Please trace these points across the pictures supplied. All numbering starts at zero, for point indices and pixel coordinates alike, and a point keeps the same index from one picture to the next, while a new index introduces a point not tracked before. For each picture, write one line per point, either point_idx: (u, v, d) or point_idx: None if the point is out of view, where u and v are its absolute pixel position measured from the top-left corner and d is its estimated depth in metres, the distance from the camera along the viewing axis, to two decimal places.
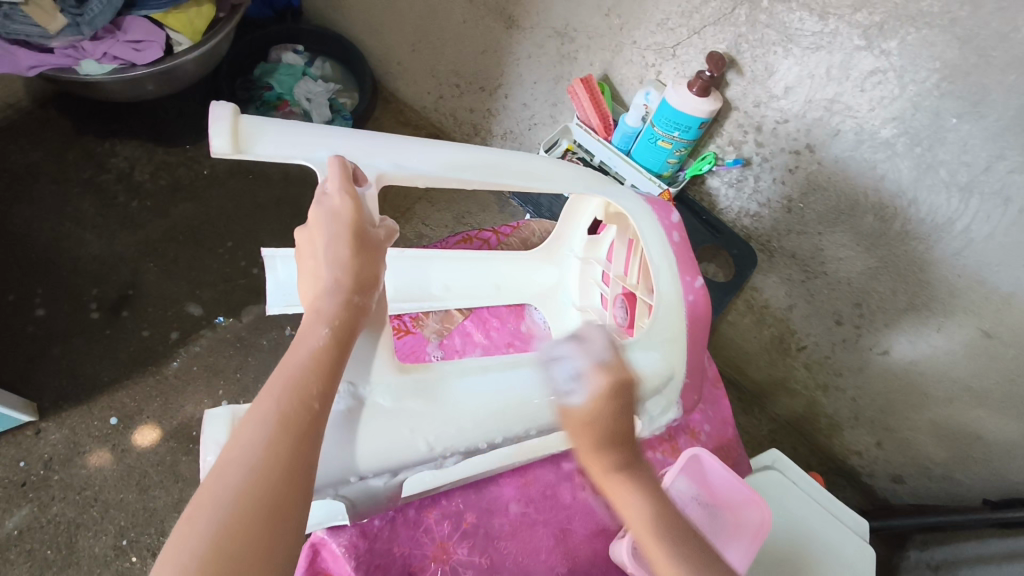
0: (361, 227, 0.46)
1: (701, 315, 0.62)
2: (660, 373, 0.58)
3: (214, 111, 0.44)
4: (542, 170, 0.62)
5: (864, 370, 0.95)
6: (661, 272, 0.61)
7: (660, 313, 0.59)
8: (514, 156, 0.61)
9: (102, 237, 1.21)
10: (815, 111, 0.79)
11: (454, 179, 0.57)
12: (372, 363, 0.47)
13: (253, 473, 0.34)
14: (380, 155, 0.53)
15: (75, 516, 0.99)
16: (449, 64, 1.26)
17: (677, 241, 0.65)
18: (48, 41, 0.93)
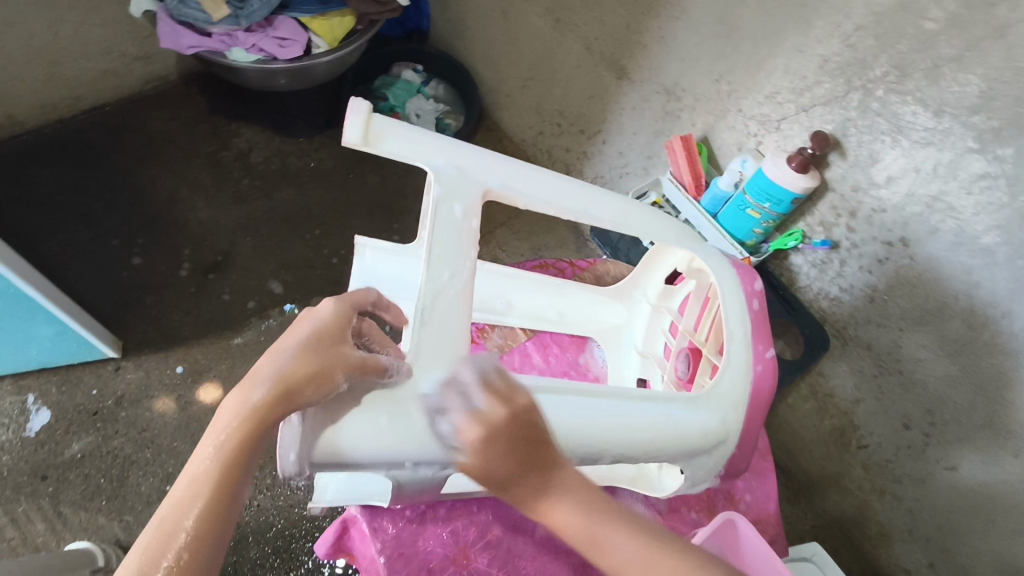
0: (310, 342, 0.45)
1: (766, 390, 0.60)
2: (715, 436, 0.56)
3: (352, 105, 0.49)
4: (638, 217, 0.62)
5: (926, 484, 0.90)
6: (733, 338, 0.59)
7: (726, 378, 0.58)
8: (615, 199, 0.62)
9: (211, 206, 1.32)
10: (915, 206, 0.78)
11: (555, 207, 0.58)
12: (444, 358, 0.47)
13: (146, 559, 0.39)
14: (494, 173, 0.55)
15: (132, 453, 1.06)
16: (555, 104, 1.32)
17: (756, 310, 0.63)
18: (210, 26, 1.05)
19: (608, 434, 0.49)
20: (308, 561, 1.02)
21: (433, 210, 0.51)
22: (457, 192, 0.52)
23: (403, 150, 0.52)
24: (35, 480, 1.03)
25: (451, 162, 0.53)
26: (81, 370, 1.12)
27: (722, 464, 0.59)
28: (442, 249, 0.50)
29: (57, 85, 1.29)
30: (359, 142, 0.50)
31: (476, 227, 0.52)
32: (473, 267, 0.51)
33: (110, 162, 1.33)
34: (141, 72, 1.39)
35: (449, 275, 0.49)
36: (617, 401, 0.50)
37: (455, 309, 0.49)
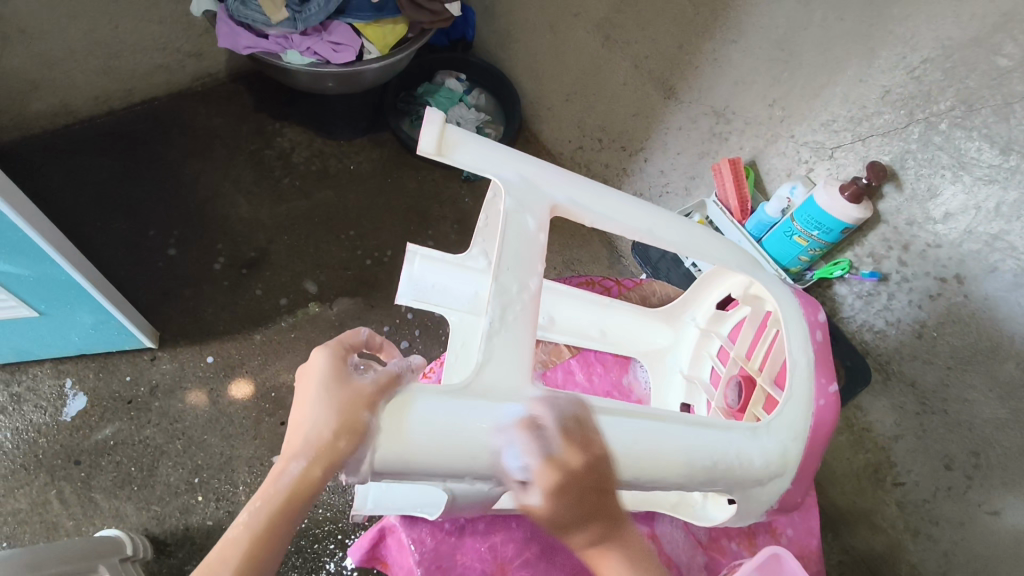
0: (328, 392, 0.42)
1: (828, 423, 0.57)
2: (773, 468, 0.54)
3: (429, 114, 0.49)
4: (700, 240, 0.61)
5: (964, 527, 0.85)
6: (796, 369, 0.58)
7: (788, 409, 0.56)
8: (678, 220, 0.61)
9: (252, 203, 1.34)
10: (973, 243, 0.76)
11: (620, 227, 0.57)
12: (512, 369, 0.45)
13: None
14: (562, 188, 0.54)
15: (163, 443, 1.07)
16: (598, 119, 1.32)
17: (818, 341, 0.61)
18: (268, 28, 1.07)
19: (667, 461, 0.47)
20: (328, 563, 1.02)
21: (503, 219, 0.50)
22: (528, 203, 0.51)
23: (475, 160, 0.52)
24: (68, 464, 1.04)
25: (521, 175, 0.53)
26: (118, 358, 1.13)
27: (776, 498, 0.56)
28: (510, 261, 0.48)
29: (113, 77, 1.32)
30: (433, 151, 0.50)
31: (543, 240, 0.51)
32: (539, 281, 0.49)
33: (156, 155, 1.35)
34: (192, 68, 1.41)
35: (518, 287, 0.48)
36: (677, 426, 0.49)
37: (520, 321, 0.47)
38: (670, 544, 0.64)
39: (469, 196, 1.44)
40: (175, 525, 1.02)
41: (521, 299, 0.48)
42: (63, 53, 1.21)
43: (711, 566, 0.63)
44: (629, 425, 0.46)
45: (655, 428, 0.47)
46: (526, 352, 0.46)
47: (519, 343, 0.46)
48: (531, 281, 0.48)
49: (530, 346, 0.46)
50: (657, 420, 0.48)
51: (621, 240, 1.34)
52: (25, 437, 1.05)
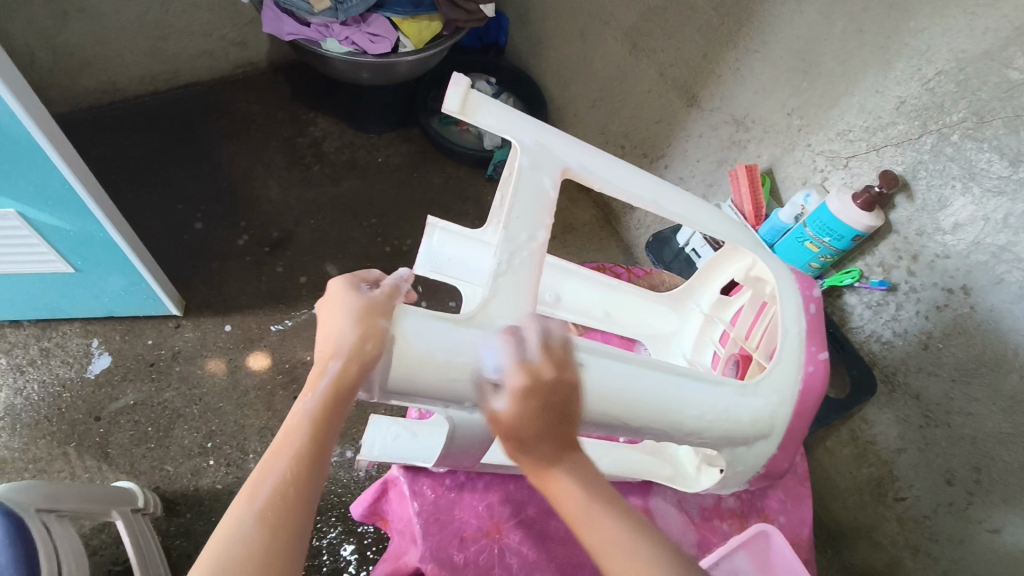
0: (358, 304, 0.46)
1: (816, 392, 0.58)
2: (760, 429, 0.56)
3: (452, 77, 0.53)
4: (705, 214, 0.63)
5: (964, 546, 0.83)
6: (786, 337, 0.60)
7: (776, 372, 0.58)
8: (686, 195, 0.63)
9: (282, 187, 1.39)
10: (981, 254, 0.77)
11: (630, 195, 0.60)
12: (513, 306, 0.48)
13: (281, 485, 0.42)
14: (576, 154, 0.57)
15: (180, 407, 1.11)
16: (621, 126, 1.35)
17: (812, 314, 0.62)
18: (310, 17, 1.13)
19: (652, 404, 0.50)
20: (328, 535, 1.04)
21: (517, 176, 0.53)
22: (542, 164, 0.55)
23: (493, 121, 0.55)
24: (89, 420, 1.08)
25: (536, 137, 0.56)
26: (144, 323, 1.18)
27: (764, 460, 0.59)
28: (518, 212, 0.52)
29: (160, 59, 1.39)
30: (456, 110, 0.54)
31: (554, 198, 0.54)
32: (547, 233, 0.52)
33: (195, 135, 1.41)
34: (235, 56, 1.48)
35: (525, 236, 0.51)
36: (669, 375, 0.51)
37: (527, 267, 0.50)
38: (663, 519, 0.65)
39: (491, 194, 1.48)
40: (186, 485, 1.05)
41: (527, 246, 0.51)
42: (116, 33, 1.29)
43: (701, 544, 0.64)
44: (618, 368, 0.49)
45: (644, 373, 0.50)
46: (529, 293, 0.49)
47: (523, 286, 0.49)
48: (539, 231, 0.52)
49: (532, 288, 0.50)
50: (647, 366, 0.51)
51: (637, 245, 1.37)
52: (51, 390, 1.10)
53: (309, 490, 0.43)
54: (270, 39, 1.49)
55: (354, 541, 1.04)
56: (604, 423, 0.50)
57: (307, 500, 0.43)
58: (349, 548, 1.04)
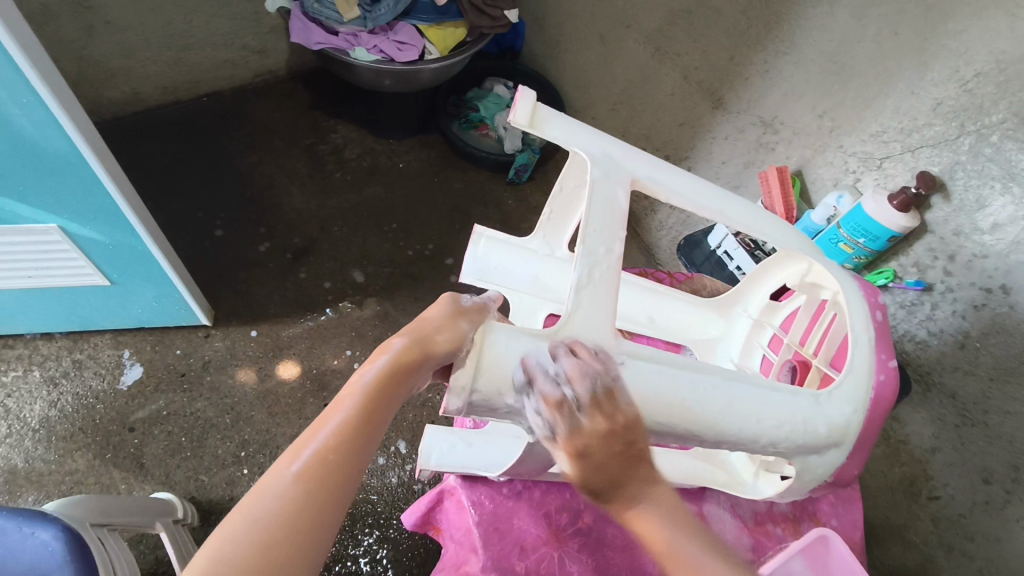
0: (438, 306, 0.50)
1: (889, 399, 0.59)
2: (834, 436, 0.57)
3: (521, 93, 0.57)
4: (767, 223, 0.66)
5: (1001, 544, 0.80)
6: (856, 345, 0.60)
7: (846, 380, 0.59)
8: (747, 205, 0.66)
9: (306, 194, 1.39)
10: (1021, 253, 0.77)
11: (694, 206, 0.63)
12: (595, 321, 0.50)
13: (326, 453, 0.41)
14: (642, 167, 0.60)
15: (213, 417, 1.12)
16: (643, 128, 1.35)
17: (878, 321, 0.63)
18: (339, 26, 1.15)
19: (732, 414, 0.52)
20: (364, 541, 1.04)
21: (590, 185, 0.55)
22: (611, 174, 0.57)
23: (561, 135, 0.59)
24: (123, 431, 1.08)
25: (605, 152, 0.59)
26: (174, 333, 1.18)
27: (835, 468, 0.60)
28: (597, 224, 0.53)
29: (183, 69, 1.39)
30: (525, 123, 0.58)
31: (626, 209, 0.55)
32: (622, 246, 0.53)
33: (218, 144, 1.42)
34: (256, 65, 1.49)
35: (603, 250, 0.52)
36: (746, 387, 0.54)
37: (606, 279, 0.51)
38: (717, 524, 0.65)
39: (512, 198, 1.48)
40: (221, 494, 1.06)
41: (604, 260, 0.52)
42: (140, 44, 1.29)
43: (757, 548, 0.65)
44: (696, 380, 0.52)
45: (720, 384, 0.52)
46: (610, 305, 0.51)
47: (604, 298, 0.51)
48: (615, 244, 0.53)
49: (612, 301, 0.51)
50: (722, 377, 0.53)
51: (659, 248, 1.37)
52: (85, 402, 1.10)
53: (355, 460, 0.42)
54: (291, 48, 1.50)
55: (388, 547, 1.05)
56: (682, 433, 0.52)
57: (349, 471, 0.41)
58: (384, 554, 1.04)
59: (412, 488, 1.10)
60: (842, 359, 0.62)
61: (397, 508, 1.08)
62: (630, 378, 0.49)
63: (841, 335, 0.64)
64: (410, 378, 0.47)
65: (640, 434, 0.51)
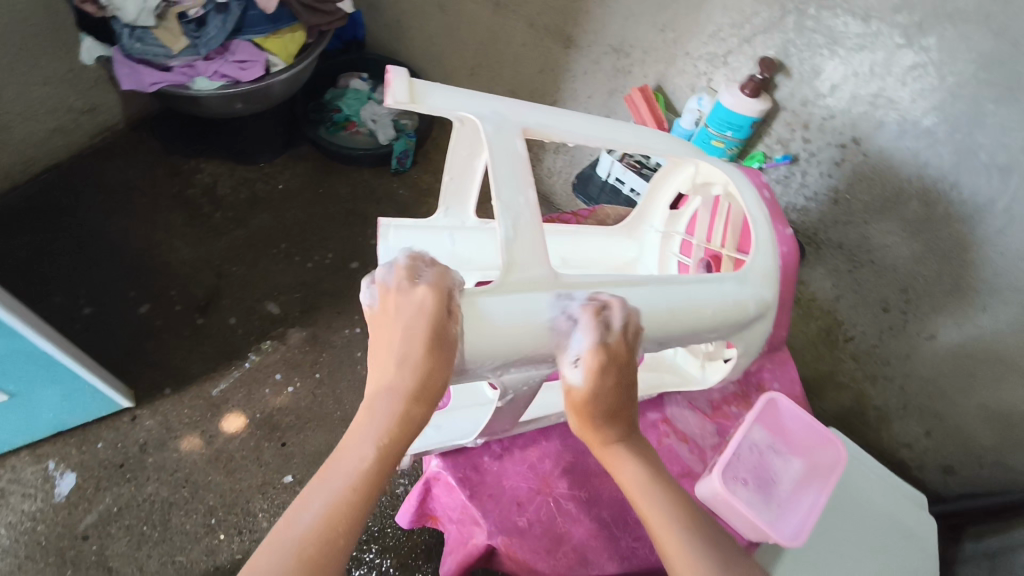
0: (413, 323, 0.47)
1: (792, 264, 0.67)
2: (762, 311, 0.64)
3: (393, 71, 0.57)
4: (653, 136, 0.70)
5: (910, 357, 1.05)
6: (760, 224, 0.66)
7: (758, 258, 0.64)
8: (630, 125, 0.70)
9: (190, 244, 1.32)
10: (860, 106, 0.88)
11: (584, 137, 0.66)
12: (530, 265, 0.52)
13: (343, 483, 0.46)
14: (531, 115, 0.62)
15: (168, 496, 1.06)
16: (506, 84, 1.37)
17: (768, 199, 0.69)
18: (170, 60, 1.08)
19: (671, 316, 0.56)
20: (366, 559, 1.04)
21: (486, 140, 0.57)
22: (502, 127, 0.58)
23: (443, 104, 0.59)
24: (76, 542, 1.01)
25: (489, 109, 0.60)
26: (96, 427, 1.10)
27: (763, 338, 0.66)
28: (505, 172, 0.55)
29: (7, 151, 1.26)
30: (405, 99, 0.57)
31: (526, 154, 0.57)
32: (534, 192, 0.55)
33: (76, 220, 1.31)
34: (88, 125, 1.38)
35: (520, 199, 0.54)
36: (681, 288, 0.58)
37: (528, 225, 0.53)
38: (682, 424, 0.70)
39: (402, 187, 1.48)
40: (205, 568, 1.01)
41: (524, 208, 0.54)
42: None
43: (720, 430, 0.70)
44: (631, 295, 0.55)
45: (655, 294, 0.56)
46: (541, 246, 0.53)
47: (533, 245, 0.53)
48: (527, 192, 0.54)
49: (541, 247, 0.53)
50: (653, 287, 0.57)
51: (555, 194, 1.41)
52: (22, 528, 1.01)
53: (371, 493, 0.46)
54: (121, 98, 1.39)
55: (391, 556, 1.05)
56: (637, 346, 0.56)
57: (363, 503, 0.46)
58: (388, 564, 1.04)
59: (394, 494, 1.10)
60: (749, 238, 0.68)
61: (389, 515, 1.08)
62: (571, 312, 0.52)
63: (741, 217, 0.70)
64: (414, 403, 0.48)
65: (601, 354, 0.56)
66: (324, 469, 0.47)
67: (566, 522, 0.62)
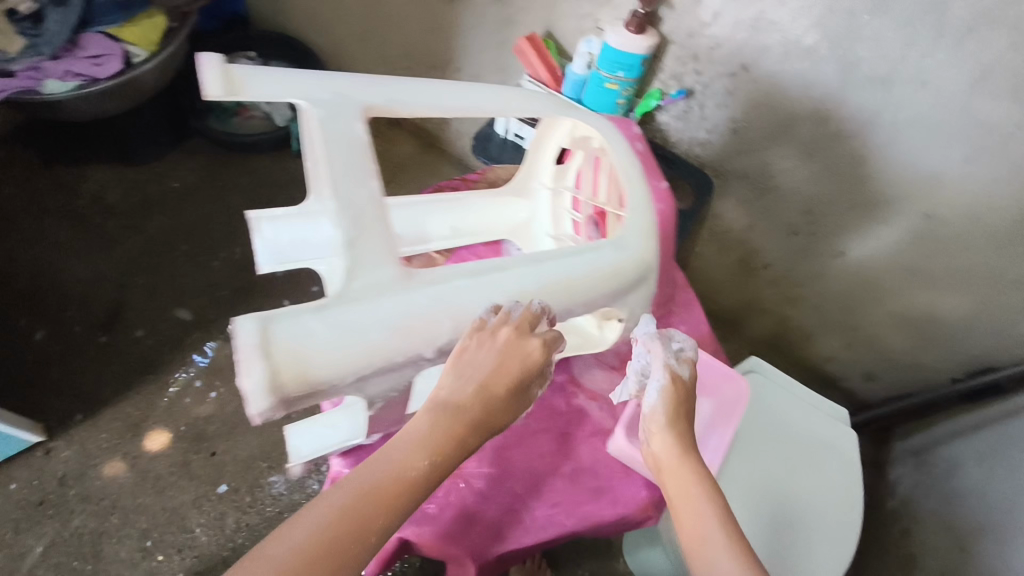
0: (506, 344, 0.50)
1: (669, 216, 0.69)
2: (642, 271, 0.65)
3: (202, 58, 0.50)
4: (520, 98, 0.68)
5: (824, 276, 1.07)
6: (631, 181, 0.68)
7: (632, 219, 0.66)
8: (494, 88, 0.67)
9: (84, 259, 1.24)
10: (744, 32, 0.86)
11: (444, 108, 0.63)
12: (381, 269, 0.50)
13: (390, 473, 0.46)
14: (374, 94, 0.57)
15: (97, 526, 1.01)
16: (397, 48, 1.30)
17: (639, 150, 0.71)
18: (10, 65, 0.98)
19: (543, 291, 0.57)
20: None
21: (320, 133, 0.53)
22: (338, 114, 0.54)
23: (268, 91, 0.53)
24: None
25: (324, 92, 0.55)
26: (7, 468, 1.04)
27: (650, 294, 0.69)
28: (347, 162, 0.52)
29: None
30: (222, 92, 0.51)
31: (370, 145, 0.54)
32: (379, 183, 0.53)
33: None
34: None
35: (364, 195, 0.52)
36: (555, 262, 0.58)
37: (376, 224, 0.51)
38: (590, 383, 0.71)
39: None
40: None
41: (370, 204, 0.52)
42: None
43: None
44: (498, 279, 0.55)
45: (526, 272, 0.56)
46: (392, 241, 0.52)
47: (378, 250, 0.51)
48: (372, 185, 0.52)
49: (390, 248, 0.52)
50: (522, 265, 0.57)
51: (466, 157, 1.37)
52: None
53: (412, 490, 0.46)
54: None
55: None
56: None
57: (400, 501, 0.45)
58: None
59: None
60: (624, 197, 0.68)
61: None
62: (430, 311, 0.51)
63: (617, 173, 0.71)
64: (470, 415, 0.48)
65: None
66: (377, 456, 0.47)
67: (476, 501, 0.62)
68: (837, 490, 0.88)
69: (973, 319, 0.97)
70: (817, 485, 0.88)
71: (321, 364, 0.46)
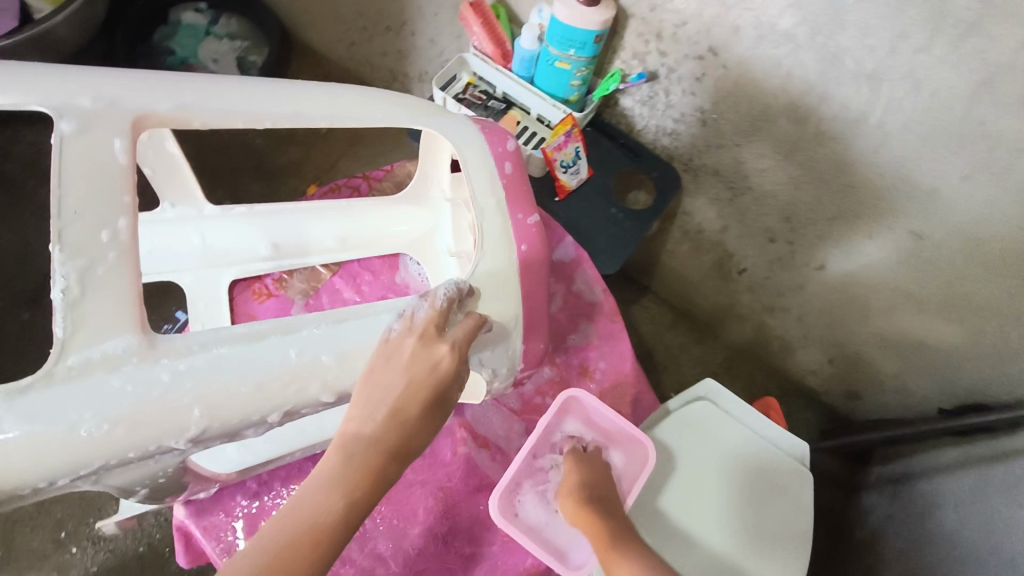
0: (408, 363, 0.48)
1: (533, 253, 0.69)
2: (498, 327, 0.65)
3: None
4: (374, 104, 0.65)
5: (804, 288, 0.95)
6: (488, 214, 0.68)
7: (485, 262, 0.66)
8: (327, 90, 0.63)
9: (12, 227, 1.16)
10: (711, 9, 0.72)
11: (236, 115, 0.58)
12: (109, 328, 0.46)
13: (303, 521, 0.43)
14: (156, 100, 0.54)
15: (11, 513, 0.98)
16: (351, 5, 1.16)
17: (507, 172, 0.71)
18: None
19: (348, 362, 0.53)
20: None
21: (59, 152, 0.47)
22: (93, 127, 0.49)
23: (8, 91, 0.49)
24: None
25: (87, 96, 0.50)
26: None
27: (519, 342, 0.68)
28: (83, 198, 0.47)
29: None
30: None
31: (129, 169, 0.49)
32: (128, 218, 0.48)
33: None
34: None
35: (104, 237, 0.47)
36: (358, 323, 0.55)
37: (113, 274, 0.47)
38: (485, 427, 0.83)
39: None
40: None
41: (109, 247, 0.47)
42: None
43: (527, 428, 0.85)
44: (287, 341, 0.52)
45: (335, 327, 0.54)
46: (127, 302, 0.47)
47: (113, 305, 0.46)
48: (117, 224, 0.47)
49: (128, 300, 0.47)
50: (335, 322, 0.54)
51: None
52: None
53: (333, 526, 0.44)
54: None
55: None
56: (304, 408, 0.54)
57: (326, 543, 0.43)
58: None
59: None
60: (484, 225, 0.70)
61: None
62: (195, 377, 0.48)
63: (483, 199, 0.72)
64: (386, 443, 0.45)
65: (255, 425, 0.52)
66: (290, 499, 0.45)
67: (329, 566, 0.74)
68: (788, 537, 0.79)
69: (968, 351, 0.84)
70: (766, 530, 0.79)
71: (20, 457, 0.43)
